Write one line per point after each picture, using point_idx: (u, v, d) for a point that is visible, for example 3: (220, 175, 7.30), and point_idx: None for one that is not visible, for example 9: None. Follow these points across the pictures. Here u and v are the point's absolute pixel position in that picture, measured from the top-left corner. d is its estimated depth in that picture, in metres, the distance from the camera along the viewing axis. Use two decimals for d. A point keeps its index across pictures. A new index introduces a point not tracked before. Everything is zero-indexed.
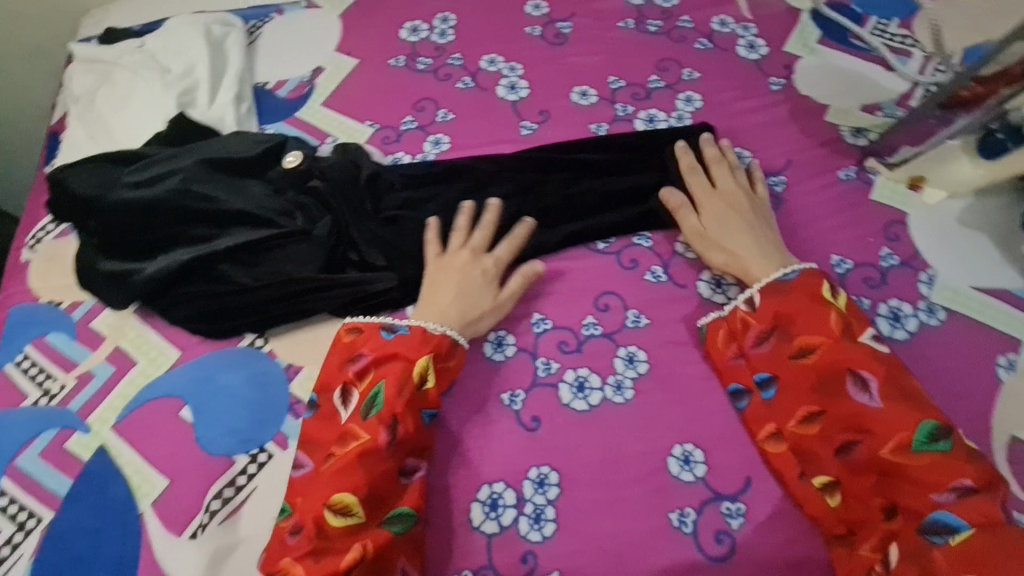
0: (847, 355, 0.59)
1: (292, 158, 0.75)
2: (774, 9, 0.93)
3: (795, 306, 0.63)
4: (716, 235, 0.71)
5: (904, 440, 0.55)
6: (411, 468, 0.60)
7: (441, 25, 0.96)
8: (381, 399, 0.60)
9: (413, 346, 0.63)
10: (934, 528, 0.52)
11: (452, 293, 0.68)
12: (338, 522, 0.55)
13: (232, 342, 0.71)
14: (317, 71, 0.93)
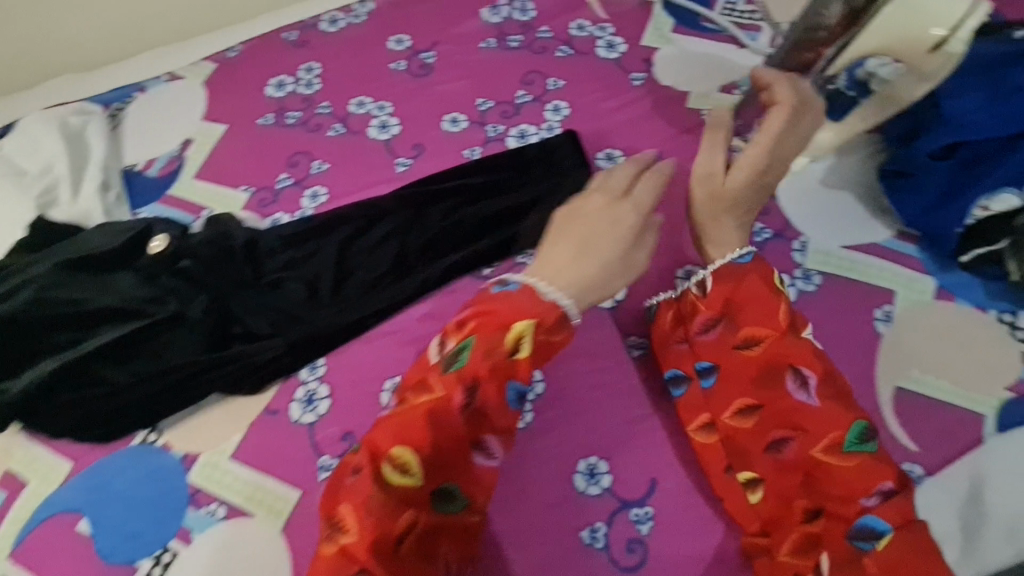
0: (791, 350, 0.55)
1: (157, 242, 0.73)
2: (627, 6, 0.95)
3: (749, 291, 0.58)
4: (739, 189, 0.60)
5: (836, 439, 0.53)
6: (486, 446, 0.51)
7: (306, 75, 0.95)
8: (467, 355, 0.50)
9: (525, 308, 0.52)
10: (860, 532, 0.50)
11: (586, 257, 0.55)
12: (398, 481, 0.48)
13: (122, 442, 0.68)
14: (186, 143, 0.91)
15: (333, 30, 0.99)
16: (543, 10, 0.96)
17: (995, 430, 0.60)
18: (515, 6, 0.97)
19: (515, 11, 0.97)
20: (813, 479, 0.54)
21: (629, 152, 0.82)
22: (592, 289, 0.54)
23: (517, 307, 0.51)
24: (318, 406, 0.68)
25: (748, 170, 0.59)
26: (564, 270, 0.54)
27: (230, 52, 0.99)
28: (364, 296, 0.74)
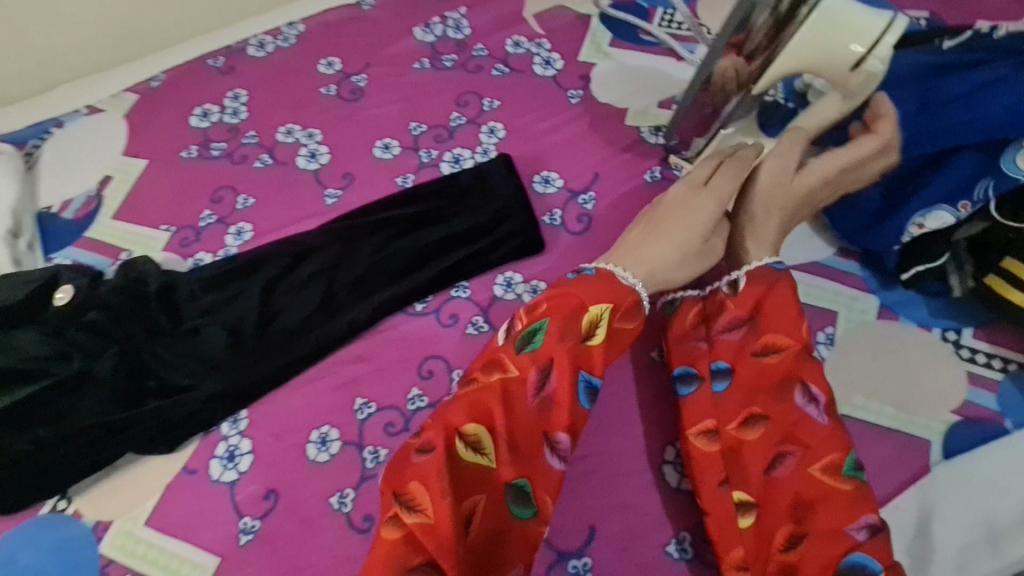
0: (808, 366, 0.54)
1: (62, 294, 0.68)
2: (564, 20, 0.92)
3: (776, 293, 0.57)
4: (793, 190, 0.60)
5: (835, 461, 0.51)
6: (556, 442, 0.52)
7: (232, 103, 0.91)
8: (543, 337, 0.52)
9: (600, 292, 0.55)
10: (851, 568, 0.47)
11: (666, 241, 0.59)
12: (469, 462, 0.49)
13: (29, 512, 0.64)
14: (105, 181, 0.87)
15: (261, 55, 0.95)
16: (479, 27, 0.93)
17: (942, 457, 0.58)
18: (449, 24, 0.94)
19: (449, 29, 0.94)
20: (806, 504, 0.50)
21: (566, 174, 0.79)
22: (655, 278, 0.58)
23: (611, 287, 0.55)
24: (239, 463, 0.64)
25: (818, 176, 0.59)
26: (653, 256, 0.58)
27: (153, 81, 0.95)
28: (290, 340, 0.70)
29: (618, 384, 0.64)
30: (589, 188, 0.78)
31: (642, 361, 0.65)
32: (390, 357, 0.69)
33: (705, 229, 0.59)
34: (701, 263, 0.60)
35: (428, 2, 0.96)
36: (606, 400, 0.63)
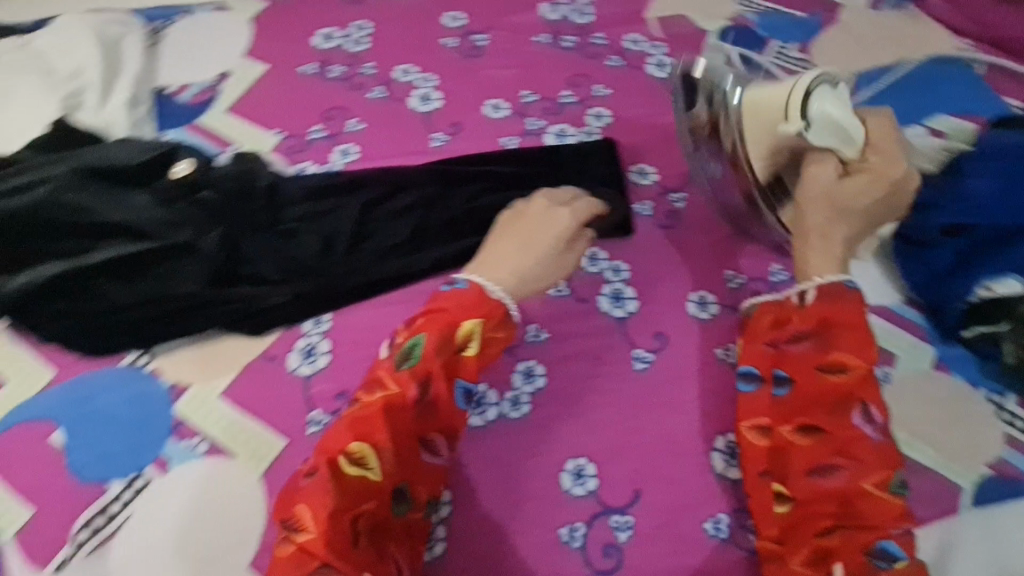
0: (870, 389, 0.58)
1: (181, 167, 0.71)
2: (684, 30, 0.96)
3: (848, 317, 0.59)
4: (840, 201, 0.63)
5: (884, 476, 0.56)
6: (433, 445, 0.57)
7: (355, 33, 0.95)
8: (419, 354, 0.57)
9: (471, 306, 0.59)
10: (882, 554, 0.53)
11: (540, 253, 0.64)
12: (352, 474, 0.53)
13: (111, 361, 0.67)
14: (223, 76, 0.90)
15: None
16: (601, 17, 0.97)
17: (970, 503, 0.63)
18: (573, 8, 0.98)
19: (573, 13, 0.98)
20: (851, 504, 0.55)
21: (662, 171, 0.83)
22: (522, 281, 0.63)
23: (481, 300, 0.59)
24: (317, 360, 0.68)
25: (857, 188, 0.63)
26: (510, 263, 0.63)
27: None
28: (381, 263, 0.73)
29: (681, 371, 0.68)
30: (680, 189, 0.82)
31: (707, 356, 0.70)
32: None
33: (558, 240, 0.66)
34: (562, 267, 0.66)
35: None
36: (666, 382, 0.68)
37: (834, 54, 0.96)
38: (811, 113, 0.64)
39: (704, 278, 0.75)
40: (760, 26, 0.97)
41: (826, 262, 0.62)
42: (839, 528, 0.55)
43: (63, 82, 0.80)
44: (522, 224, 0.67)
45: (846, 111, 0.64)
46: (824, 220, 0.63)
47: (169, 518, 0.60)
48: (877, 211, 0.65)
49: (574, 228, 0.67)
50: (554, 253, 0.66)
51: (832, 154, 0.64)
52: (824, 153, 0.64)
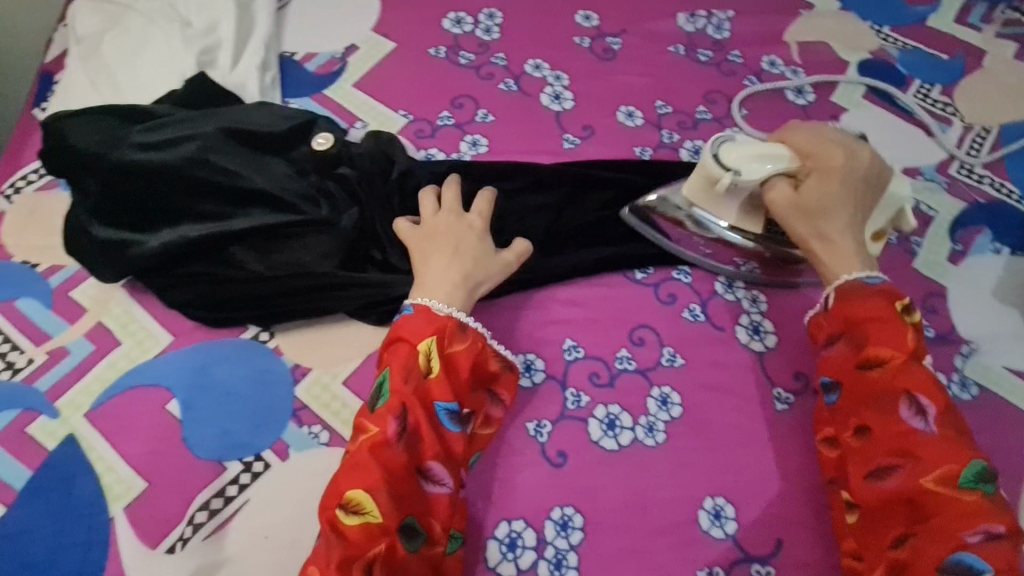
0: (912, 378, 0.55)
1: (321, 140, 0.67)
2: (825, 57, 0.92)
3: (872, 311, 0.57)
4: (815, 208, 0.61)
5: (949, 473, 0.51)
6: (433, 473, 0.53)
7: (486, 20, 0.91)
8: (387, 389, 0.54)
9: (417, 327, 0.56)
10: (958, 566, 0.49)
11: (459, 260, 0.62)
12: (353, 524, 0.48)
13: (233, 332, 0.64)
14: (350, 48, 0.86)
15: None
16: (739, 34, 0.93)
17: None
18: (712, 21, 0.94)
19: (711, 27, 0.94)
20: (915, 507, 0.52)
21: None
22: (471, 291, 0.61)
23: (430, 319, 0.57)
24: None
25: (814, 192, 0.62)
26: (448, 276, 0.60)
27: None
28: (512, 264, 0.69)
29: None
30: None
31: None
32: (603, 313, 0.69)
33: (482, 241, 0.64)
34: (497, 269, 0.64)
35: None
36: (808, 427, 0.64)
37: (981, 98, 0.91)
38: (726, 160, 0.63)
39: None
40: (901, 64, 0.93)
41: (837, 266, 0.61)
42: (909, 538, 0.51)
43: (198, 37, 0.77)
44: (432, 240, 0.63)
45: (753, 143, 0.63)
46: (808, 229, 0.62)
47: (289, 507, 0.56)
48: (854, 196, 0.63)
49: (485, 223, 0.66)
50: (483, 255, 0.63)
51: (773, 178, 0.63)
52: (770, 181, 0.63)
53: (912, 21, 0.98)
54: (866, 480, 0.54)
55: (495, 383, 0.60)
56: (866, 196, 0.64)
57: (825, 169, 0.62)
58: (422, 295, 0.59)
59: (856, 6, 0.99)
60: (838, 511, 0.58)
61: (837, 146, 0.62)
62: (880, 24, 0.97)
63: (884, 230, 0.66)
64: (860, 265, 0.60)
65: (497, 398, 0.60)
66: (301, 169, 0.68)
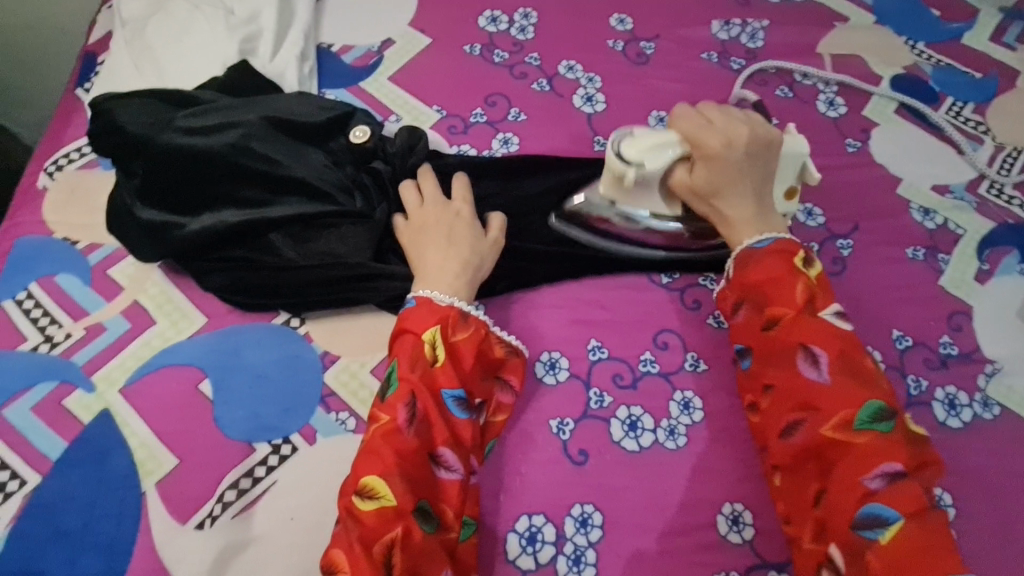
0: (809, 329, 0.55)
1: (359, 132, 0.68)
2: (857, 71, 0.92)
3: (765, 271, 0.59)
4: (708, 189, 0.64)
5: (848, 418, 0.52)
6: (443, 458, 0.53)
7: (521, 20, 0.91)
8: (395, 377, 0.54)
9: (422, 317, 0.57)
10: (868, 521, 0.48)
11: (456, 249, 0.63)
12: (370, 509, 0.49)
13: (266, 317, 0.65)
14: (387, 42, 0.87)
15: None
16: (773, 44, 0.94)
17: None
18: (746, 30, 0.94)
19: (744, 35, 0.94)
20: (826, 460, 0.52)
21: (832, 214, 0.79)
22: (471, 279, 0.62)
23: (431, 310, 0.57)
24: None
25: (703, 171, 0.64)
26: (447, 267, 0.61)
27: None
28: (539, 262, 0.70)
29: None
30: (848, 235, 0.78)
31: None
32: (628, 315, 0.69)
33: (473, 227, 0.65)
34: (494, 253, 0.66)
35: (730, 2, 0.97)
36: None
37: (1014, 118, 0.90)
38: (626, 155, 0.65)
39: (869, 333, 0.71)
40: (934, 80, 0.93)
41: (737, 238, 0.63)
42: (823, 494, 0.51)
43: (241, 25, 0.79)
44: (424, 236, 0.64)
45: (648, 135, 0.66)
46: (708, 207, 0.65)
47: (314, 491, 0.57)
48: (748, 162, 0.64)
49: (471, 208, 0.67)
50: (477, 241, 0.64)
51: (670, 165, 0.66)
52: (669, 169, 0.66)
53: (947, 38, 0.97)
54: (779, 438, 0.54)
55: (502, 369, 0.61)
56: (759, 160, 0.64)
57: (706, 147, 0.64)
58: (424, 287, 0.59)
59: (890, 21, 0.98)
60: (766, 476, 0.57)
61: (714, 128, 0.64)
62: (914, 40, 0.97)
63: (794, 187, 0.67)
64: (756, 231, 0.62)
65: (506, 384, 0.61)
66: (338, 161, 0.69)
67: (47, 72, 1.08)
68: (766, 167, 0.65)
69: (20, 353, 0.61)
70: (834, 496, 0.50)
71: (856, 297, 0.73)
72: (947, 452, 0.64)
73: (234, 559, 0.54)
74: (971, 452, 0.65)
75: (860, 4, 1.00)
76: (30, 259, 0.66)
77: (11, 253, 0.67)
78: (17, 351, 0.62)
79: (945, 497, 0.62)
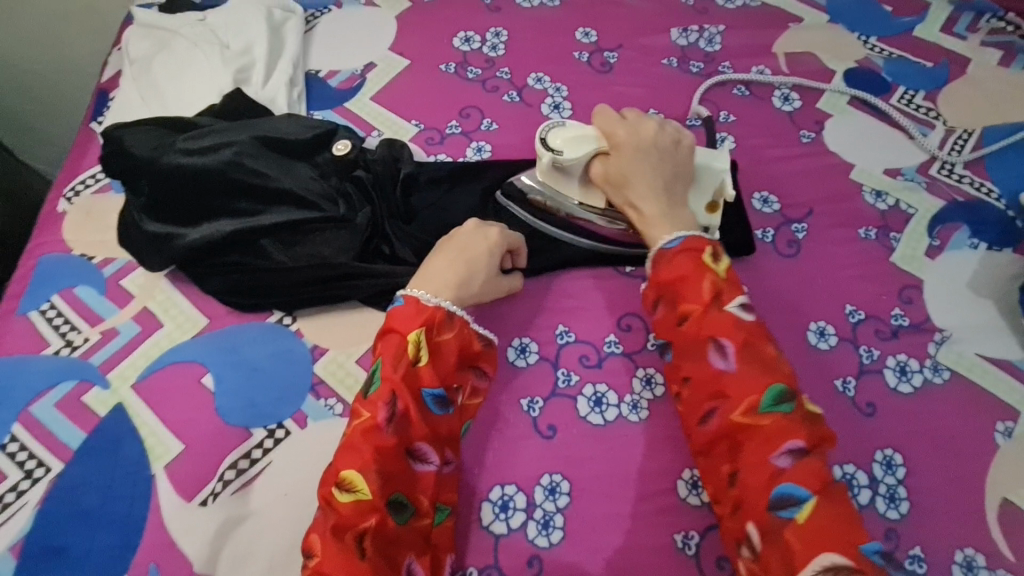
0: (712, 322, 0.60)
1: (341, 146, 0.76)
2: (811, 67, 0.98)
3: (676, 271, 0.63)
4: (623, 180, 0.70)
5: (754, 402, 0.56)
6: (420, 451, 0.57)
7: (493, 38, 0.99)
8: (379, 376, 0.58)
9: (407, 318, 0.61)
10: (780, 501, 0.52)
11: (460, 266, 0.66)
12: (347, 501, 0.53)
13: (260, 316, 0.72)
14: (369, 66, 0.95)
15: (527, 6, 1.03)
16: (730, 47, 1.00)
17: None
18: (704, 35, 1.01)
19: (702, 40, 1.00)
20: (737, 444, 0.56)
21: (786, 201, 0.84)
22: (465, 296, 0.65)
23: (419, 310, 0.61)
24: None
25: (617, 164, 0.71)
26: (443, 276, 0.64)
27: None
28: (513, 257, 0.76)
29: None
30: (802, 220, 0.82)
31: (827, 387, 0.70)
32: (593, 302, 0.75)
33: (491, 256, 0.68)
34: (496, 289, 0.69)
35: (689, 10, 1.03)
36: None
37: (964, 103, 0.95)
38: (550, 143, 0.72)
39: (822, 309, 0.75)
40: (886, 71, 0.98)
41: (653, 231, 0.68)
42: (737, 476, 0.55)
43: (235, 57, 0.87)
44: (449, 244, 0.68)
45: (574, 129, 0.73)
46: (623, 197, 0.71)
47: (305, 469, 0.63)
48: (657, 160, 0.71)
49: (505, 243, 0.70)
50: (487, 269, 0.68)
51: (589, 159, 0.72)
52: (588, 162, 0.72)
53: (898, 32, 1.03)
54: (697, 426, 0.59)
55: (479, 360, 0.65)
56: (670, 161, 0.71)
57: (617, 144, 0.71)
58: (420, 289, 0.63)
59: (843, 19, 1.04)
60: (690, 463, 0.62)
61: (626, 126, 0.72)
62: (867, 35, 1.02)
63: (714, 202, 0.74)
64: (668, 229, 0.67)
65: (481, 371, 0.65)
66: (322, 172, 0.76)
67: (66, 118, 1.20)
68: (677, 165, 0.71)
69: (43, 356, 0.69)
70: (747, 477, 0.54)
71: (811, 276, 0.78)
72: (897, 415, 0.68)
73: (234, 531, 0.60)
74: (921, 414, 0.68)
75: (814, 5, 1.05)
76: (52, 274, 0.74)
77: (36, 269, 0.74)
78: (41, 354, 0.69)
79: (896, 457, 0.66)
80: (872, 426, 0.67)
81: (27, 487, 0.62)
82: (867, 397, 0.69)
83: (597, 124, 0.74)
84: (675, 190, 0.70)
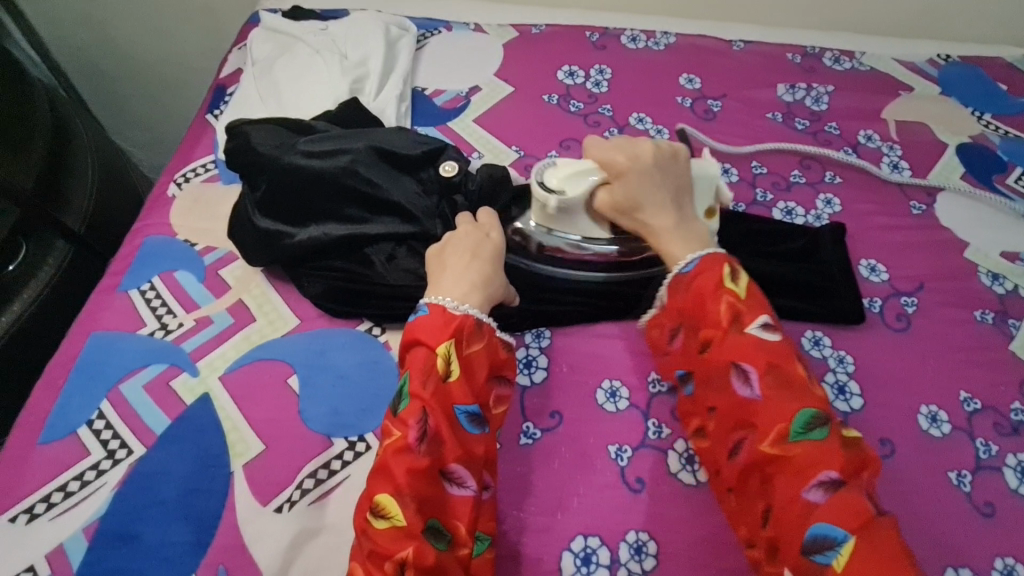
0: (733, 346, 0.56)
1: (448, 166, 0.73)
2: (923, 138, 0.95)
3: (693, 294, 0.60)
4: (632, 206, 0.65)
5: (783, 431, 0.52)
6: (454, 474, 0.54)
7: (596, 75, 0.99)
8: (408, 393, 0.55)
9: (434, 330, 0.58)
10: (816, 544, 0.48)
11: (477, 270, 0.64)
12: (382, 528, 0.50)
13: (350, 324, 0.71)
14: (474, 89, 0.96)
15: (632, 47, 1.03)
16: (838, 108, 0.97)
17: None
18: (811, 93, 0.99)
19: (809, 99, 0.98)
20: (768, 477, 0.52)
21: (895, 272, 0.80)
22: (487, 299, 0.63)
23: (445, 320, 0.58)
24: (535, 373, 0.70)
25: (620, 189, 0.66)
26: (464, 280, 0.62)
27: (534, 29, 1.04)
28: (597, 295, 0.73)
29: (910, 486, 0.64)
30: (912, 293, 0.78)
31: (940, 478, 0.65)
32: None
33: (500, 253, 0.67)
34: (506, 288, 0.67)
35: (795, 68, 1.02)
36: (892, 492, 0.64)
37: None
38: (546, 184, 0.67)
39: (935, 391, 0.70)
40: (1002, 150, 0.94)
41: (674, 251, 0.64)
42: (769, 512, 0.51)
43: (352, 67, 0.89)
44: (451, 248, 0.66)
45: (572, 164, 0.68)
46: (634, 224, 0.66)
47: None
48: (660, 179, 0.66)
49: (499, 232, 0.69)
50: (499, 263, 0.66)
51: (591, 191, 0.67)
52: (591, 195, 0.67)
53: (1015, 111, 0.99)
54: (727, 460, 0.56)
55: (505, 368, 0.62)
56: (673, 178, 0.67)
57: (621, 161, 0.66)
58: (440, 296, 0.61)
59: (956, 92, 1.01)
60: (724, 498, 0.58)
61: (627, 151, 0.67)
62: (981, 111, 0.99)
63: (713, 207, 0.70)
64: (686, 249, 0.63)
65: (506, 379, 0.62)
66: (426, 189, 0.75)
67: (175, 111, 1.30)
68: (676, 181, 0.67)
69: (138, 336, 0.69)
70: (778, 515, 0.50)
71: (922, 354, 0.73)
72: (1018, 522, 0.63)
73: (307, 544, 0.58)
74: None
75: (924, 76, 1.03)
76: (155, 255, 0.75)
77: (140, 249, 0.76)
78: (136, 334, 0.69)
79: (1018, 568, 0.60)
80: (990, 529, 0.62)
81: (108, 467, 0.61)
82: (985, 496, 0.64)
83: (590, 154, 0.68)
84: (680, 205, 0.66)
